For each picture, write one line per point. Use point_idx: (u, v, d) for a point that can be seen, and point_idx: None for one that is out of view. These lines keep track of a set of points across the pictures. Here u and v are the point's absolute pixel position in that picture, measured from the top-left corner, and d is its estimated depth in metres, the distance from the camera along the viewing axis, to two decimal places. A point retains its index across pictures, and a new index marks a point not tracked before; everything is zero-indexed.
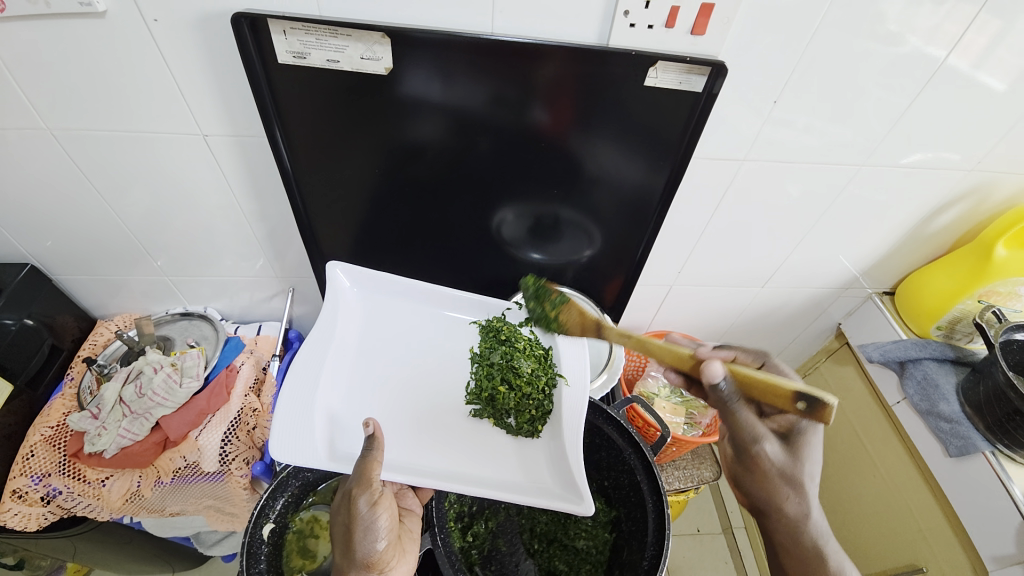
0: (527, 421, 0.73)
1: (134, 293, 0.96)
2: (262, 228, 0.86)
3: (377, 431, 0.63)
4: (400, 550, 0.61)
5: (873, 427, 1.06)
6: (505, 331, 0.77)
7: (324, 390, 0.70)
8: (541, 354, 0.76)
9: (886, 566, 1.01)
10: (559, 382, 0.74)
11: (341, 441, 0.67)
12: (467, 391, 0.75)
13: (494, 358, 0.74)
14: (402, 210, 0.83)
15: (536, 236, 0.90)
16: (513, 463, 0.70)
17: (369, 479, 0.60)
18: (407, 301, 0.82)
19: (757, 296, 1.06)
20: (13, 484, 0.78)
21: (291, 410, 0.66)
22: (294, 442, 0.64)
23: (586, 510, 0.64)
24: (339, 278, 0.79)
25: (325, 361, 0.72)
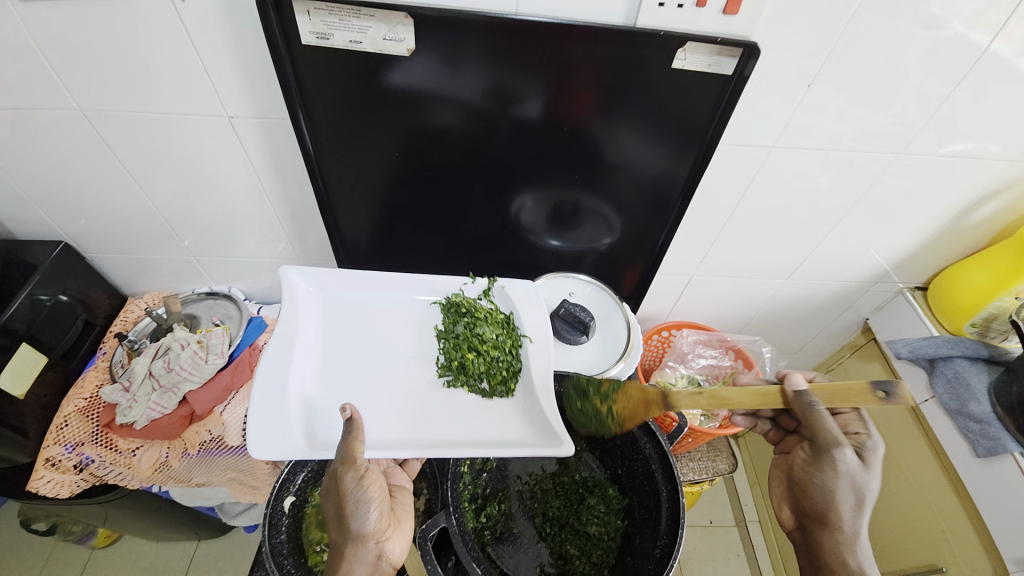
0: (499, 381, 0.77)
1: (162, 272, 0.99)
2: (284, 211, 0.87)
3: (355, 414, 0.63)
4: (395, 522, 0.63)
5: (898, 428, 1.03)
6: (465, 304, 0.79)
7: (296, 383, 0.72)
8: (504, 319, 0.80)
9: (906, 565, 1.00)
10: (524, 340, 0.78)
11: (321, 432, 0.70)
12: (438, 365, 0.78)
13: (458, 330, 0.78)
14: (422, 195, 0.83)
15: (555, 224, 0.89)
16: (484, 421, 0.74)
17: (354, 456, 0.61)
18: (369, 292, 0.81)
19: (780, 288, 1.04)
20: (47, 453, 0.82)
21: (267, 410, 0.69)
22: (275, 439, 0.67)
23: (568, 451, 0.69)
24: (295, 281, 0.79)
25: (294, 358, 0.74)
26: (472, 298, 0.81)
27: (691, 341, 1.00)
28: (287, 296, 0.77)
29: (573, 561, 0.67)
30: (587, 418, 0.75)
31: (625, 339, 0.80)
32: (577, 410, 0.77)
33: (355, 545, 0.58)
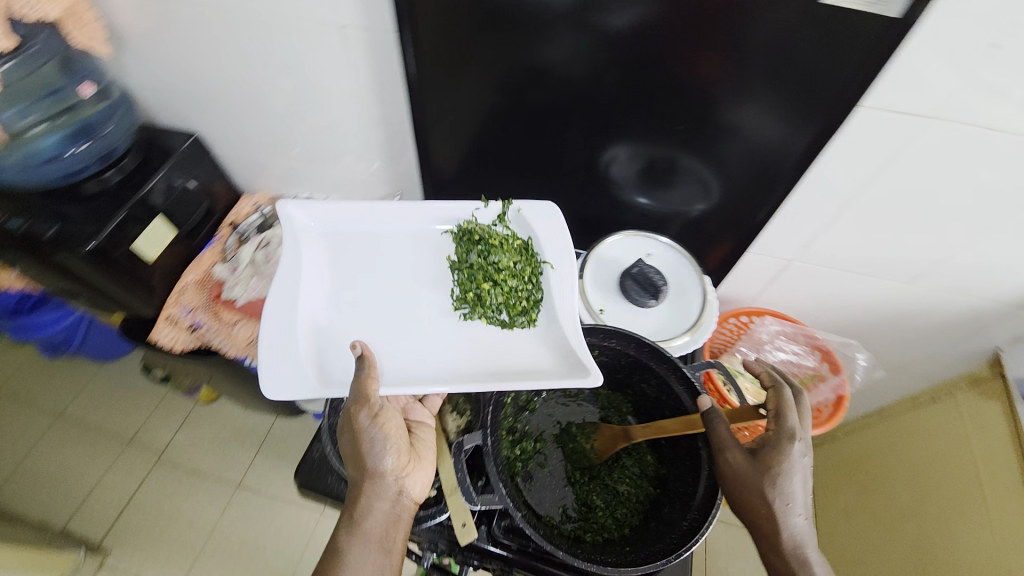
0: (519, 312, 0.76)
1: (271, 174, 1.08)
2: (380, 130, 0.90)
3: (364, 351, 0.68)
4: (415, 460, 0.69)
5: (1003, 480, 0.89)
6: (477, 231, 0.77)
7: (303, 317, 0.76)
8: (522, 246, 0.78)
9: None
10: (544, 267, 0.77)
11: (333, 371, 0.73)
12: (454, 297, 0.79)
13: (470, 260, 0.78)
14: (514, 131, 0.81)
15: (647, 181, 0.84)
16: (488, 363, 0.73)
17: (367, 395, 0.65)
18: (377, 224, 0.82)
19: (900, 298, 0.89)
20: (169, 311, 0.98)
21: (276, 348, 0.72)
22: (286, 379, 0.70)
23: (597, 380, 0.66)
24: (294, 215, 0.80)
25: (302, 292, 0.77)
26: (485, 223, 0.80)
27: (774, 331, 0.91)
28: (289, 232, 0.79)
29: (596, 510, 0.67)
30: (639, 381, 0.72)
31: (696, 315, 0.76)
32: (633, 372, 0.72)
33: (376, 482, 0.63)
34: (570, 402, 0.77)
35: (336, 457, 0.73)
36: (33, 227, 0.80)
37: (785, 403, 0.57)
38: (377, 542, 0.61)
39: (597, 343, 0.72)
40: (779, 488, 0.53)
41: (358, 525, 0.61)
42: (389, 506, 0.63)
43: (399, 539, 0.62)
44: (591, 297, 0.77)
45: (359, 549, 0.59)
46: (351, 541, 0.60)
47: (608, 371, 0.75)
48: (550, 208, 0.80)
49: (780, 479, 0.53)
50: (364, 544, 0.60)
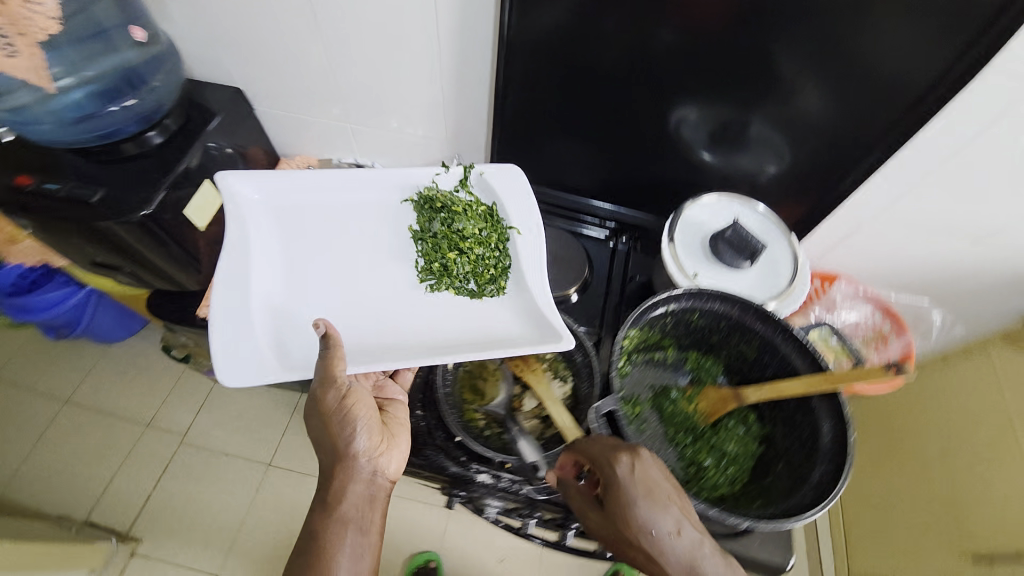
0: (488, 280, 0.78)
1: (318, 136, 1.01)
2: (443, 85, 0.85)
3: (329, 329, 0.66)
4: (390, 439, 0.68)
5: None
6: (438, 199, 0.79)
7: (256, 298, 0.74)
8: (486, 211, 0.80)
9: (990, 550, 0.93)
10: (510, 233, 0.79)
11: (290, 350, 0.72)
12: (419, 269, 0.80)
13: (436, 228, 0.79)
14: (598, 89, 0.78)
15: (716, 143, 0.83)
16: (452, 335, 0.75)
17: (333, 375, 0.64)
18: (335, 196, 0.82)
19: (963, 258, 0.91)
20: None
21: (228, 332, 0.70)
22: (240, 365, 0.69)
23: (568, 343, 0.68)
24: (236, 186, 0.77)
25: (252, 271, 0.75)
26: (445, 189, 0.81)
27: (850, 291, 0.92)
28: (232, 209, 0.76)
29: (706, 470, 0.67)
30: (737, 344, 0.72)
31: (788, 278, 0.76)
32: (731, 334, 0.71)
33: (349, 465, 0.63)
34: (661, 365, 0.76)
35: (455, 429, 0.69)
36: (76, 191, 0.72)
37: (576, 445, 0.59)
38: (354, 524, 0.61)
39: (700, 306, 0.69)
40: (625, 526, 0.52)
41: (334, 506, 0.61)
42: (365, 488, 0.64)
43: (376, 520, 0.63)
44: (683, 262, 0.76)
45: (336, 531, 0.60)
46: (328, 528, 0.60)
47: (702, 332, 0.74)
48: (514, 174, 0.81)
49: (628, 517, 0.51)
50: (341, 528, 0.61)
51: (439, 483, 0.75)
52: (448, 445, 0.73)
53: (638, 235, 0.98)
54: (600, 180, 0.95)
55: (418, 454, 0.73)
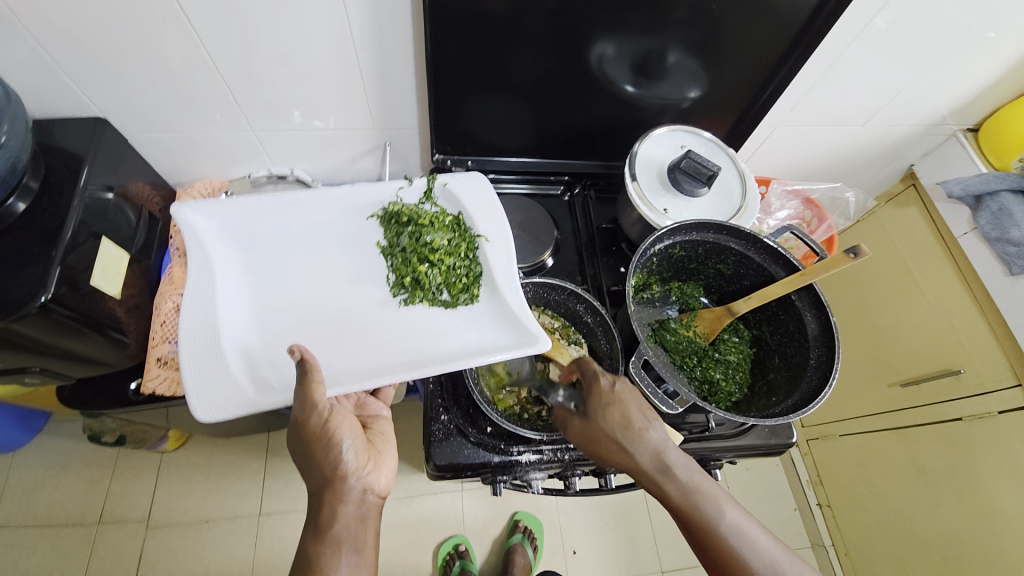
0: (461, 289, 0.73)
1: (217, 151, 0.87)
2: (356, 69, 0.76)
3: (306, 354, 0.60)
4: (377, 455, 0.65)
5: (928, 261, 1.14)
6: (404, 212, 0.74)
7: (225, 332, 0.67)
8: (453, 221, 0.76)
9: (922, 374, 1.14)
10: (479, 240, 0.74)
11: (268, 378, 0.66)
12: (390, 285, 0.74)
13: (404, 242, 0.74)
14: (528, 43, 0.75)
15: (639, 76, 0.84)
16: (443, 342, 0.70)
17: (310, 400, 0.60)
18: (296, 214, 0.73)
19: (855, 138, 1.04)
20: (157, 351, 0.79)
21: (197, 366, 0.64)
22: (213, 397, 0.63)
23: (546, 344, 0.66)
24: (194, 219, 0.69)
25: (219, 303, 0.68)
26: (411, 203, 0.76)
27: (782, 192, 1.01)
28: (194, 240, 0.69)
29: (718, 384, 0.74)
30: (714, 265, 0.78)
31: (739, 199, 0.82)
32: (709, 257, 0.77)
33: (337, 486, 0.58)
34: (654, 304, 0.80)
35: (496, 417, 0.67)
36: None
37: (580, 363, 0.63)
38: (348, 545, 0.56)
39: (680, 240, 0.74)
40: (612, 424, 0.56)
41: (324, 531, 0.56)
42: (356, 508, 0.59)
43: (371, 539, 0.58)
44: (650, 199, 0.80)
45: (328, 556, 0.55)
46: (319, 555, 0.55)
47: (683, 263, 0.78)
48: (478, 180, 0.76)
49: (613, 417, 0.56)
50: (333, 553, 0.55)
51: (481, 476, 0.73)
52: (484, 437, 0.71)
53: (588, 181, 0.99)
54: (540, 136, 0.94)
55: (456, 457, 0.70)
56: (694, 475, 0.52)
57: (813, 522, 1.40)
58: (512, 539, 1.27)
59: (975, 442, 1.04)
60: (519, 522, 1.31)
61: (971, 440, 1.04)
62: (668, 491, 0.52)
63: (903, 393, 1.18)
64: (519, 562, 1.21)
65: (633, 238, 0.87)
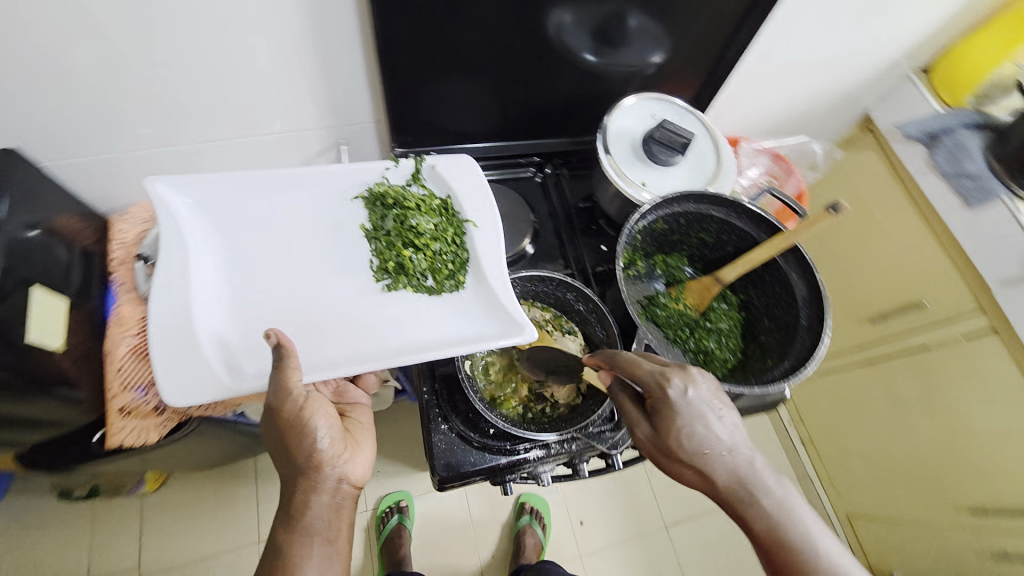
0: (446, 277, 0.70)
1: (153, 169, 0.78)
2: (295, 63, 0.69)
3: (283, 338, 0.56)
4: (354, 443, 0.62)
5: (886, 202, 1.17)
6: (390, 195, 0.70)
7: (199, 320, 0.63)
8: (440, 204, 0.72)
9: (889, 309, 1.19)
10: (466, 226, 0.71)
11: (243, 363, 0.63)
12: (373, 269, 0.70)
13: (388, 225, 0.70)
14: (479, 17, 0.70)
15: (601, 43, 0.79)
16: (432, 324, 0.67)
17: (289, 384, 0.56)
18: (277, 197, 0.69)
19: (814, 88, 1.05)
20: (118, 402, 0.73)
21: (170, 350, 0.61)
22: (184, 376, 0.60)
23: (533, 335, 0.63)
24: (167, 194, 0.64)
25: (192, 285, 0.64)
26: (398, 185, 0.72)
27: (750, 150, 0.99)
28: (169, 219, 0.64)
29: (713, 352, 0.75)
30: (696, 234, 0.77)
31: (714, 164, 0.80)
32: (692, 226, 0.76)
33: (310, 475, 0.57)
34: (640, 278, 0.78)
35: (500, 422, 0.65)
36: None
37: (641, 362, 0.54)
38: (320, 535, 0.56)
39: (662, 213, 0.73)
40: (686, 445, 0.50)
41: (297, 518, 0.56)
42: (332, 497, 0.58)
43: (345, 528, 0.59)
44: (628, 173, 0.77)
45: (300, 544, 0.55)
46: (291, 543, 0.55)
47: (667, 235, 0.77)
48: (467, 161, 0.73)
49: (683, 439, 0.50)
50: (306, 542, 0.56)
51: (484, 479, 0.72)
52: (489, 441, 0.70)
53: (559, 160, 0.96)
54: (506, 119, 0.89)
55: (463, 464, 0.69)
56: (783, 511, 0.48)
57: (797, 459, 1.48)
58: (520, 521, 1.28)
59: (941, 365, 1.09)
60: (525, 504, 1.32)
61: (938, 364, 1.09)
62: (752, 523, 0.49)
63: (872, 328, 1.23)
64: (530, 544, 1.23)
65: (612, 214, 0.84)
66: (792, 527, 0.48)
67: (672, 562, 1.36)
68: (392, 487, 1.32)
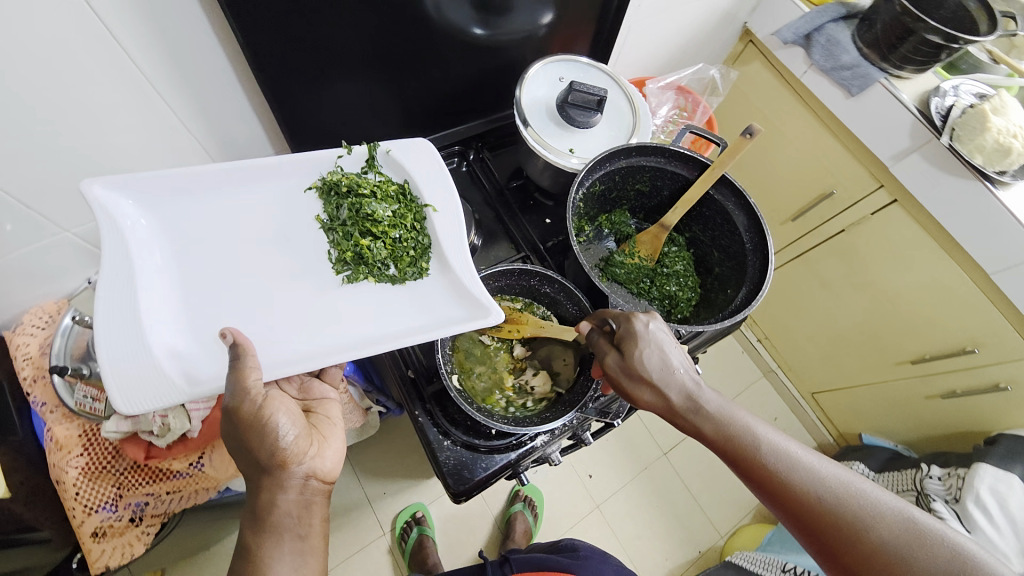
0: (409, 263, 0.65)
1: (37, 270, 0.66)
2: (159, 111, 0.60)
3: (240, 337, 0.51)
4: (321, 438, 0.56)
5: (779, 105, 1.23)
6: (345, 181, 0.64)
7: (152, 329, 0.53)
8: (398, 190, 0.67)
9: (807, 202, 1.28)
10: (427, 210, 0.66)
11: (202, 368, 0.54)
12: (330, 261, 0.64)
13: (344, 215, 0.64)
14: (351, 11, 0.63)
15: (485, 13, 0.74)
16: (407, 310, 0.62)
17: (245, 387, 0.50)
18: (228, 192, 0.60)
19: (699, 12, 1.07)
20: (87, 527, 0.67)
21: (119, 360, 0.50)
22: (135, 379, 0.50)
23: (499, 316, 0.60)
24: (106, 197, 0.53)
25: (138, 285, 0.53)
26: (354, 173, 0.66)
27: (656, 90, 1.01)
28: (111, 224, 0.53)
29: (677, 295, 0.78)
30: (633, 186, 0.79)
31: (628, 106, 0.82)
32: (628, 179, 0.77)
33: (275, 474, 0.50)
34: (590, 244, 0.81)
35: (502, 424, 0.64)
36: None
37: (621, 313, 0.59)
38: (290, 531, 0.49)
39: (597, 175, 0.73)
40: (648, 364, 0.54)
41: (262, 519, 0.49)
42: (299, 494, 0.51)
43: (318, 523, 0.51)
44: (552, 143, 0.76)
45: (270, 545, 0.48)
46: (260, 545, 0.48)
47: (606, 195, 0.78)
48: (423, 144, 0.68)
49: (650, 362, 0.54)
50: (277, 541, 0.48)
51: (505, 474, 0.73)
52: (495, 442, 0.70)
53: (478, 143, 0.94)
54: (411, 111, 0.84)
55: (475, 472, 0.69)
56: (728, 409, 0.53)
57: (759, 355, 1.63)
58: (513, 507, 1.31)
59: (859, 242, 1.20)
60: (518, 492, 1.33)
61: (857, 242, 1.20)
62: (704, 426, 0.52)
63: (795, 225, 1.34)
64: (519, 529, 1.25)
65: (545, 185, 0.84)
66: (744, 433, 0.51)
67: (677, 482, 1.46)
68: (403, 502, 1.31)
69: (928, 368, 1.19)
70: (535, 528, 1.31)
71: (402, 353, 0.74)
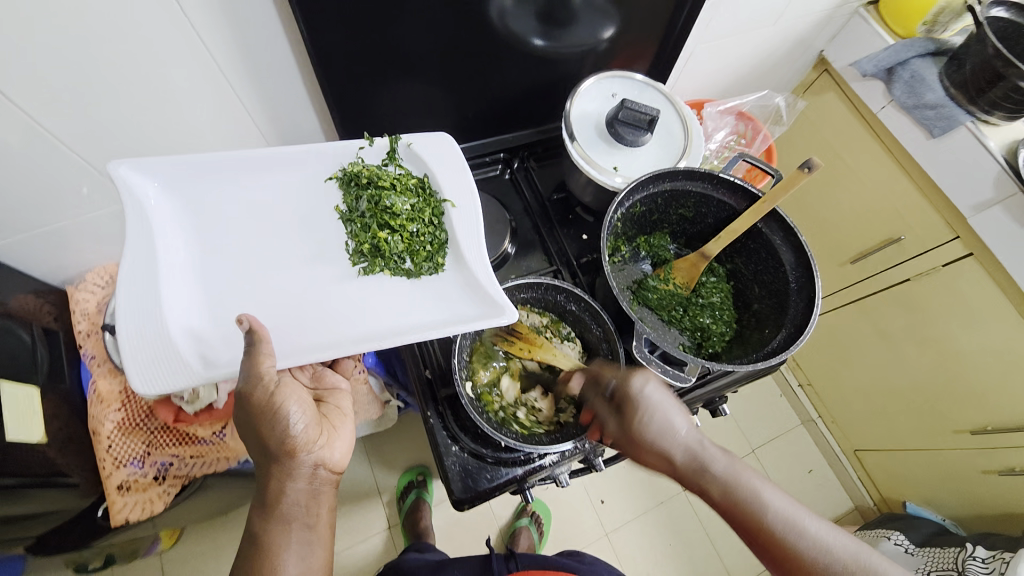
0: (425, 257, 0.66)
1: (102, 233, 0.72)
2: (222, 96, 0.64)
3: (256, 324, 0.49)
4: (330, 428, 0.57)
5: (852, 140, 1.15)
6: (364, 172, 0.65)
7: (169, 309, 0.56)
8: (418, 183, 0.68)
9: (865, 247, 1.20)
10: (445, 205, 0.67)
11: (216, 351, 0.57)
12: (348, 253, 0.66)
13: (362, 207, 0.65)
14: (422, 15, 0.65)
15: (547, 25, 0.74)
16: (427, 303, 0.64)
17: (260, 375, 0.50)
18: (248, 185, 0.63)
19: (770, 38, 1.03)
20: (115, 480, 0.71)
21: (137, 341, 0.53)
22: (152, 362, 0.53)
23: (512, 316, 0.60)
24: (135, 178, 0.56)
25: (161, 274, 0.57)
26: (374, 165, 0.67)
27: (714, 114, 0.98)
28: (136, 205, 0.56)
29: (710, 328, 0.75)
30: (675, 211, 0.76)
31: (679, 124, 0.79)
32: (670, 204, 0.75)
33: (282, 461, 0.51)
34: (623, 266, 0.78)
35: (509, 439, 0.63)
36: None
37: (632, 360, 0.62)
38: (298, 521, 0.52)
39: (638, 197, 0.71)
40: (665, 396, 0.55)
41: (272, 505, 0.51)
42: (308, 483, 0.53)
43: (324, 512, 0.54)
44: (597, 160, 0.75)
45: (277, 533, 0.51)
46: (269, 531, 0.51)
47: (647, 217, 0.76)
48: (444, 140, 0.69)
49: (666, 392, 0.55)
50: (281, 529, 0.51)
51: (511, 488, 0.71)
52: (503, 454, 0.69)
53: (524, 152, 0.93)
54: (462, 117, 0.85)
55: (479, 482, 0.68)
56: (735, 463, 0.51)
57: (799, 402, 1.52)
58: (519, 521, 1.28)
59: (923, 295, 1.10)
60: (527, 507, 1.31)
61: (921, 294, 1.10)
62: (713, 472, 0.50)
63: (854, 268, 1.25)
64: (524, 544, 1.23)
65: (586, 201, 0.82)
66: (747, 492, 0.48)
67: (695, 523, 1.39)
68: None
69: (990, 441, 1.09)
70: (539, 546, 1.28)
71: (422, 352, 0.75)
